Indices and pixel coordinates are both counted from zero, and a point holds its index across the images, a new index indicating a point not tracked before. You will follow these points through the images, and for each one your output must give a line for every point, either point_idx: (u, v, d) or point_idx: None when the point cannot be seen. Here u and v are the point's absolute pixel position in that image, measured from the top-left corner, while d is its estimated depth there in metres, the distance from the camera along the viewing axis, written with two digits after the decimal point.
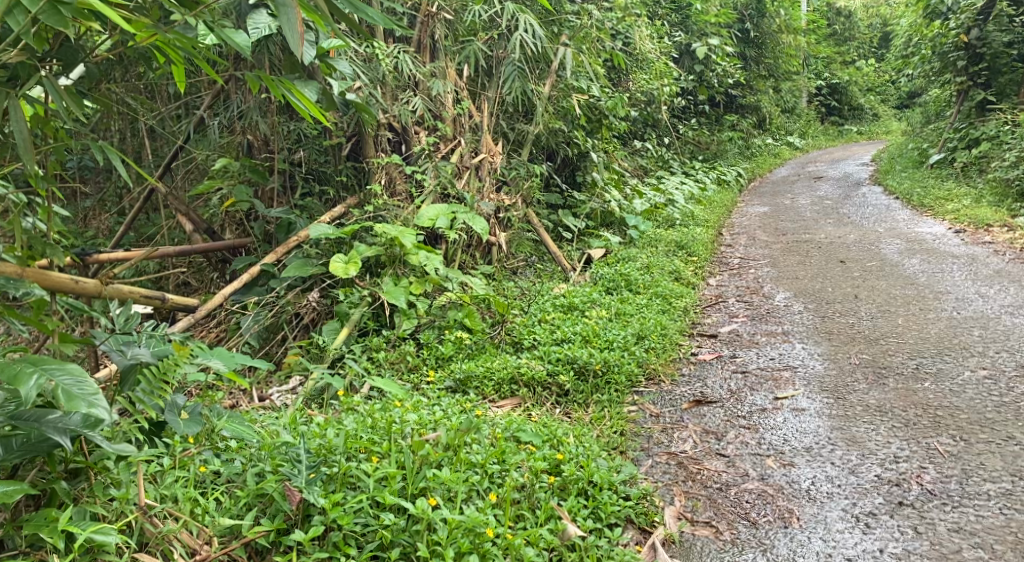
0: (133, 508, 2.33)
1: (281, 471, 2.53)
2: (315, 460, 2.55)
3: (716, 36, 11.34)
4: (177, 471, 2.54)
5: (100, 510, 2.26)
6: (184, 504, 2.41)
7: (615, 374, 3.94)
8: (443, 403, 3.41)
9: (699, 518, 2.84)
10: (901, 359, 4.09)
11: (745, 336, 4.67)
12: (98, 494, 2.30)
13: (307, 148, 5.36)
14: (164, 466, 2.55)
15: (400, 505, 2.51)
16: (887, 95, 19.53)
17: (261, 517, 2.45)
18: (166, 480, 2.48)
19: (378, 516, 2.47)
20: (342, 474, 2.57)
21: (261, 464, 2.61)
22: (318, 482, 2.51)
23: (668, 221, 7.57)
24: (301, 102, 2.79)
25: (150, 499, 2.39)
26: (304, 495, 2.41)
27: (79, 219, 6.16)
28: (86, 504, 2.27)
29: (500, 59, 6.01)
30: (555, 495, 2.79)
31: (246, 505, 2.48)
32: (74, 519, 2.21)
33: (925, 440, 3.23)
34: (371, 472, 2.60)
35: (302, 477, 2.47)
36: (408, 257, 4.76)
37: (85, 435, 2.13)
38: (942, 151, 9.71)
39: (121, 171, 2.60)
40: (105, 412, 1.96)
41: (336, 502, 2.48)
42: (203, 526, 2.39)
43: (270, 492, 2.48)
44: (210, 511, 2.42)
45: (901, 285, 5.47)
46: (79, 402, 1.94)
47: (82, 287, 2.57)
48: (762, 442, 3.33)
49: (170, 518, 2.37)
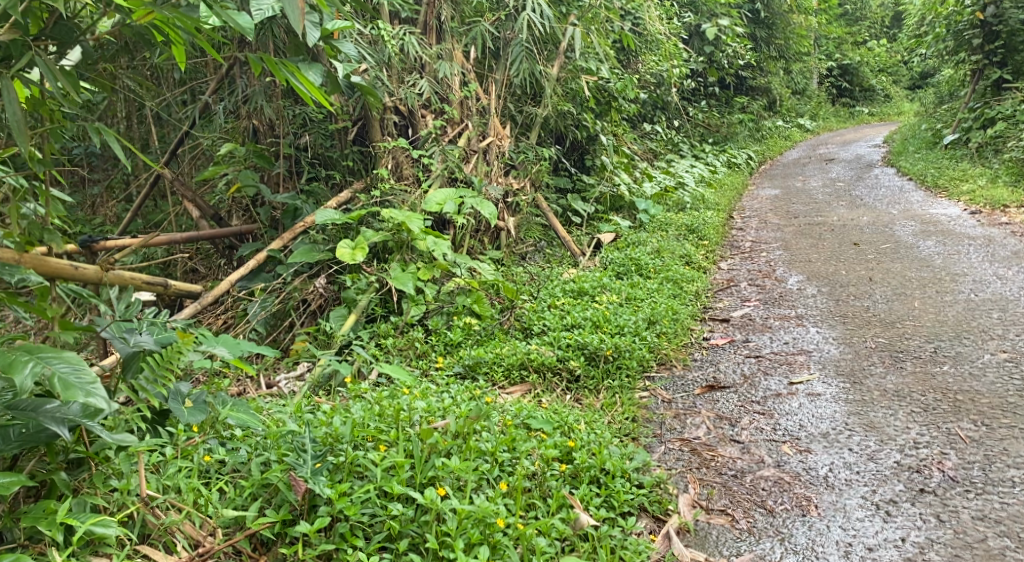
0: (134, 500, 2.28)
1: (286, 460, 2.47)
2: (321, 449, 2.49)
3: (727, 16, 11.15)
4: (181, 461, 2.48)
5: (100, 502, 2.22)
6: (187, 495, 2.36)
7: (627, 359, 3.89)
8: (451, 390, 3.35)
9: (714, 506, 2.78)
10: (918, 342, 4.01)
11: (758, 320, 4.60)
12: (98, 485, 2.25)
13: (313, 133, 5.29)
14: (167, 456, 2.49)
15: (408, 495, 2.45)
16: (899, 75, 19.30)
17: (266, 508, 2.39)
18: (169, 470, 2.43)
19: (386, 507, 2.42)
20: (349, 463, 2.50)
21: (267, 453, 2.54)
22: (324, 472, 2.44)
23: (679, 204, 7.46)
24: (302, 84, 2.80)
25: (152, 490, 2.35)
26: (310, 486, 2.34)
27: (87, 206, 6.24)
28: (86, 495, 2.22)
29: (507, 40, 5.90)
30: (567, 483, 2.73)
31: (251, 496, 2.42)
32: (74, 511, 2.16)
33: (945, 425, 3.16)
34: (377, 462, 2.54)
35: (307, 467, 2.40)
36: (416, 243, 4.70)
37: (84, 425, 2.09)
38: (956, 131, 9.59)
39: (121, 154, 2.48)
40: (102, 401, 1.91)
41: (343, 492, 2.42)
42: (206, 517, 2.34)
43: (275, 482, 2.42)
44: (212, 502, 2.37)
45: (916, 267, 5.38)
46: (76, 391, 1.89)
47: (81, 274, 2.50)
48: (777, 428, 3.26)
49: (172, 510, 2.32)
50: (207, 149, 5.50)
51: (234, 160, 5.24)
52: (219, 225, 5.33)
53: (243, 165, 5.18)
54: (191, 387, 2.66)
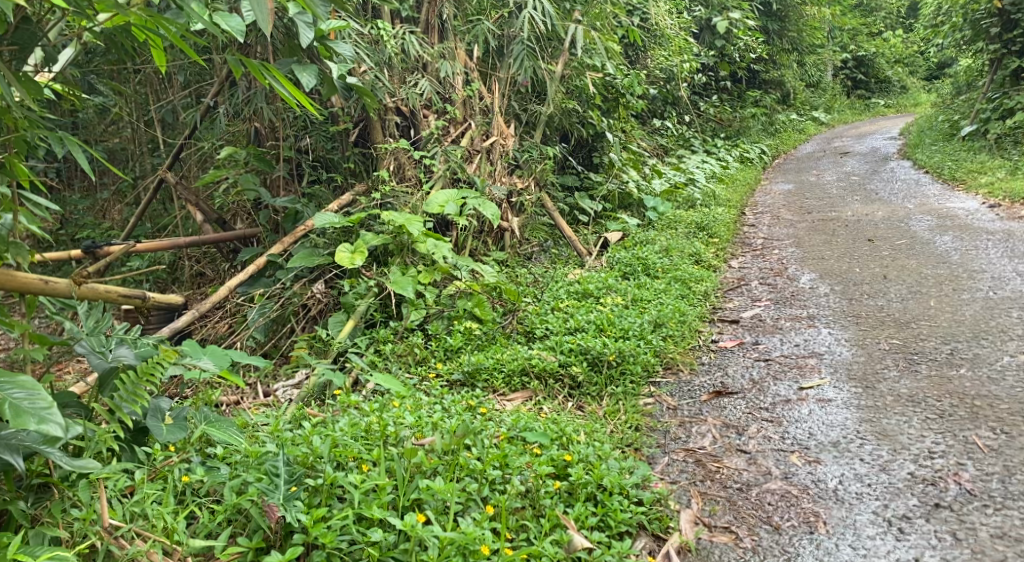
0: (97, 529, 2.20)
1: (260, 484, 2.38)
2: (298, 473, 2.39)
3: (738, 9, 10.98)
4: (151, 485, 2.39)
5: (60, 533, 2.14)
6: (154, 523, 2.28)
7: (630, 364, 3.77)
8: (446, 400, 3.23)
9: (717, 523, 2.66)
10: (934, 343, 3.87)
11: (769, 321, 4.46)
12: (58, 516, 2.17)
13: (314, 135, 5.18)
14: (137, 480, 2.39)
15: (389, 520, 2.35)
16: (916, 66, 19.03)
17: (238, 535, 2.30)
18: (137, 496, 2.35)
19: (365, 532, 2.32)
20: (328, 486, 2.42)
21: (246, 474, 2.44)
22: (300, 497, 2.35)
23: (690, 202, 7.28)
24: (284, 88, 2.71)
25: (117, 519, 2.27)
26: (282, 513, 2.27)
27: (96, 209, 6.40)
28: (45, 526, 2.14)
29: (511, 37, 5.75)
30: (562, 502, 2.62)
31: (224, 522, 2.34)
32: (30, 544, 2.11)
33: (961, 433, 3.02)
34: (358, 484, 2.44)
35: (280, 492, 2.31)
36: (416, 246, 4.59)
37: (41, 453, 2.02)
38: (974, 122, 9.41)
39: (86, 168, 2.37)
40: (57, 429, 1.84)
41: (320, 517, 2.32)
42: (173, 546, 2.25)
43: (248, 508, 2.33)
44: (178, 531, 2.27)
45: (932, 264, 5.23)
46: (28, 419, 1.82)
47: (53, 288, 2.35)
48: (785, 437, 3.14)
49: (138, 539, 2.23)
50: (207, 153, 5.42)
51: (234, 164, 5.16)
52: (222, 229, 5.25)
53: (243, 169, 5.10)
54: (171, 403, 2.57)
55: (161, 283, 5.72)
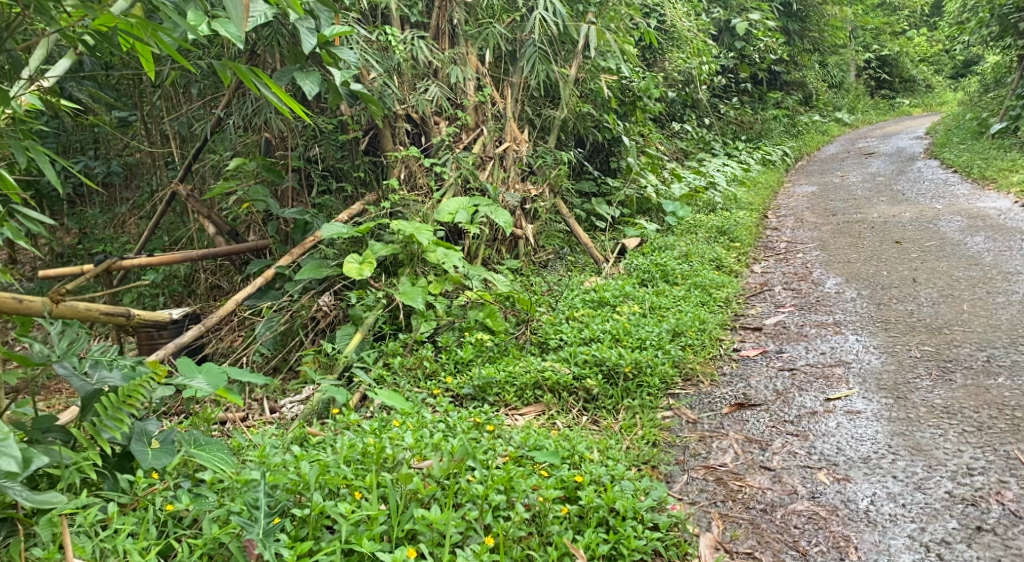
0: None
1: (239, 518, 2.26)
2: (278, 505, 2.28)
3: (758, 10, 10.78)
4: (126, 519, 2.27)
5: None
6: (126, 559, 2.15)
7: (648, 376, 3.60)
8: (452, 416, 3.09)
9: (738, 548, 2.50)
10: (968, 350, 3.68)
11: (793, 329, 4.27)
12: (17, 553, 2.11)
13: (323, 145, 5.05)
14: (110, 514, 2.27)
15: (381, 556, 2.22)
16: (941, 65, 18.79)
17: None
18: (108, 530, 2.23)
19: None
20: (315, 517, 2.31)
21: (229, 505, 2.33)
22: (280, 531, 2.24)
23: (710, 205, 7.10)
24: (274, 94, 2.57)
25: (85, 556, 2.14)
26: (261, 551, 2.14)
27: (111, 223, 6.34)
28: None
29: (523, 41, 5.60)
30: (572, 529, 2.47)
31: (202, 557, 2.21)
32: None
33: (1002, 447, 2.83)
34: (348, 514, 2.32)
35: (260, 526, 2.20)
36: (426, 255, 4.43)
37: None
38: (1004, 119, 9.17)
39: (54, 178, 2.47)
40: None
41: (306, 552, 2.21)
42: None
43: (227, 544, 2.22)
44: None
45: (963, 266, 5.02)
46: None
47: (29, 307, 2.36)
48: (812, 453, 2.96)
49: None
50: (218, 164, 5.33)
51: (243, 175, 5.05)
52: (235, 241, 5.13)
53: (251, 180, 5.00)
54: (161, 427, 2.48)
55: (177, 296, 5.63)
